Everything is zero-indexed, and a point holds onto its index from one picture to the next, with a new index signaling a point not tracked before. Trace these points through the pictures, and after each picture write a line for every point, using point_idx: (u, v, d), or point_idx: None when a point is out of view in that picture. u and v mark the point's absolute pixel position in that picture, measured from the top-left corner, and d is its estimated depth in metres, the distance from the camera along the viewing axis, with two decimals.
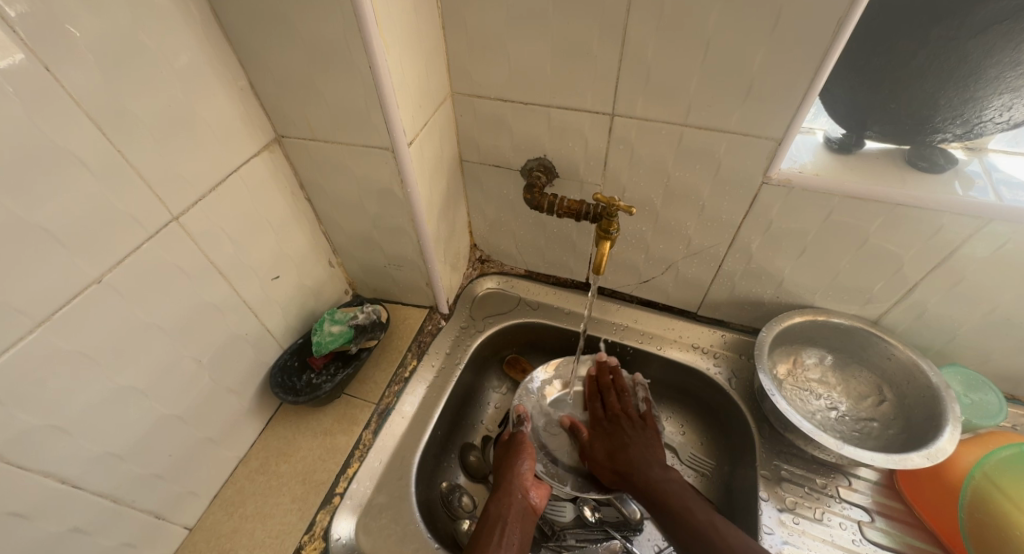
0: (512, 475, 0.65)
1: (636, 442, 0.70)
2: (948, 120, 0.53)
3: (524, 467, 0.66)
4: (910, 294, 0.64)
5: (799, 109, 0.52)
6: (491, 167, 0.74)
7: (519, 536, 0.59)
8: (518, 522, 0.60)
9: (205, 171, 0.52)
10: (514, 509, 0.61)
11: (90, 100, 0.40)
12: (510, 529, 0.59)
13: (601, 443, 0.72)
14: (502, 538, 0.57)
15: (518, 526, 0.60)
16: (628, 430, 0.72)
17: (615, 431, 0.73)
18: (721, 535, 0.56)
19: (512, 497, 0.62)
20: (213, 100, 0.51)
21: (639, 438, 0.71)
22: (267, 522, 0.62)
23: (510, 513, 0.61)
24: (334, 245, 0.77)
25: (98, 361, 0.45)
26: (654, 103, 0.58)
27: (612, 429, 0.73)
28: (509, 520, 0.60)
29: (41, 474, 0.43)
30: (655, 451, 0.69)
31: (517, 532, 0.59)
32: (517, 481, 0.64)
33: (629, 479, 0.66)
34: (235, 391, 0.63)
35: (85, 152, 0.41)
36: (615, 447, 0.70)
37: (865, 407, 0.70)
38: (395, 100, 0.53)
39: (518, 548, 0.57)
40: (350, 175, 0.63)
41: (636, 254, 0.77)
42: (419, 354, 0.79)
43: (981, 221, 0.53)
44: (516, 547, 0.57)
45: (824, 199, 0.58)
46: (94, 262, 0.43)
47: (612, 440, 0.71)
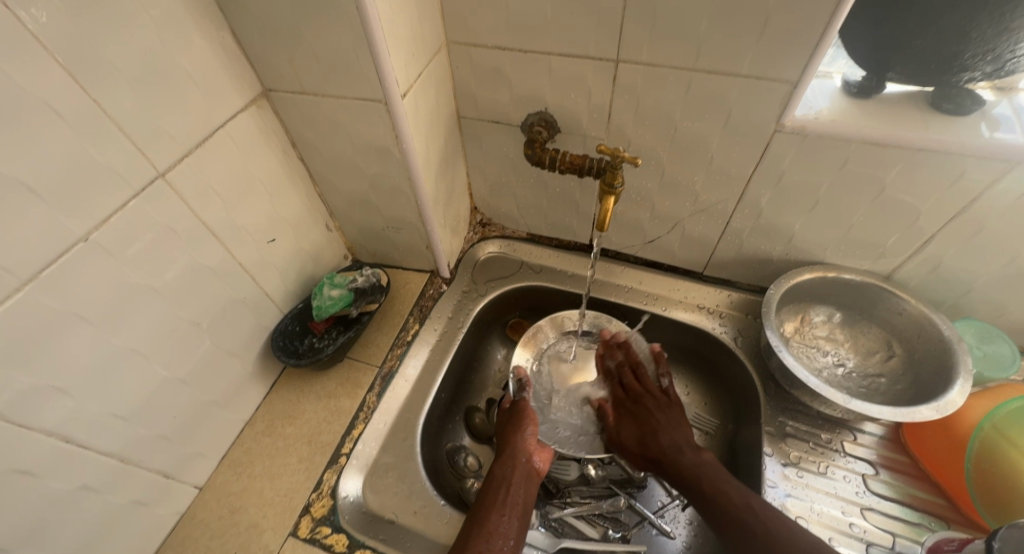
0: (516, 441, 0.63)
1: (662, 418, 0.66)
2: (979, 55, 0.49)
3: (529, 435, 0.64)
4: (925, 247, 0.62)
5: (817, 49, 0.48)
6: (490, 123, 0.71)
7: (525, 497, 0.58)
8: (520, 484, 0.59)
9: (189, 126, 0.49)
10: (520, 471, 0.60)
11: (61, 46, 0.38)
12: (515, 492, 0.58)
13: (625, 424, 0.67)
14: (505, 501, 0.56)
15: (522, 488, 0.59)
16: (654, 410, 0.67)
17: (639, 413, 0.68)
18: (744, 501, 0.54)
19: (518, 461, 0.61)
20: (192, 50, 0.48)
21: (665, 415, 0.66)
22: (275, 481, 0.62)
23: (516, 477, 0.60)
24: (331, 207, 0.75)
25: (92, 322, 0.45)
26: (661, 47, 0.54)
27: (636, 410, 0.68)
28: (515, 484, 0.59)
29: (44, 433, 0.43)
30: (684, 430, 0.65)
31: (521, 493, 0.58)
32: (521, 447, 0.63)
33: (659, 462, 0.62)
34: (237, 355, 0.63)
35: (59, 102, 0.39)
36: (642, 427, 0.66)
37: (873, 362, 0.70)
38: (386, 47, 0.50)
39: (521, 508, 0.56)
40: (343, 132, 0.61)
41: (641, 212, 0.75)
42: (420, 318, 0.79)
43: (1008, 165, 0.50)
44: (519, 507, 0.56)
45: (841, 147, 0.55)
46: (78, 219, 0.42)
47: (637, 421, 0.67)
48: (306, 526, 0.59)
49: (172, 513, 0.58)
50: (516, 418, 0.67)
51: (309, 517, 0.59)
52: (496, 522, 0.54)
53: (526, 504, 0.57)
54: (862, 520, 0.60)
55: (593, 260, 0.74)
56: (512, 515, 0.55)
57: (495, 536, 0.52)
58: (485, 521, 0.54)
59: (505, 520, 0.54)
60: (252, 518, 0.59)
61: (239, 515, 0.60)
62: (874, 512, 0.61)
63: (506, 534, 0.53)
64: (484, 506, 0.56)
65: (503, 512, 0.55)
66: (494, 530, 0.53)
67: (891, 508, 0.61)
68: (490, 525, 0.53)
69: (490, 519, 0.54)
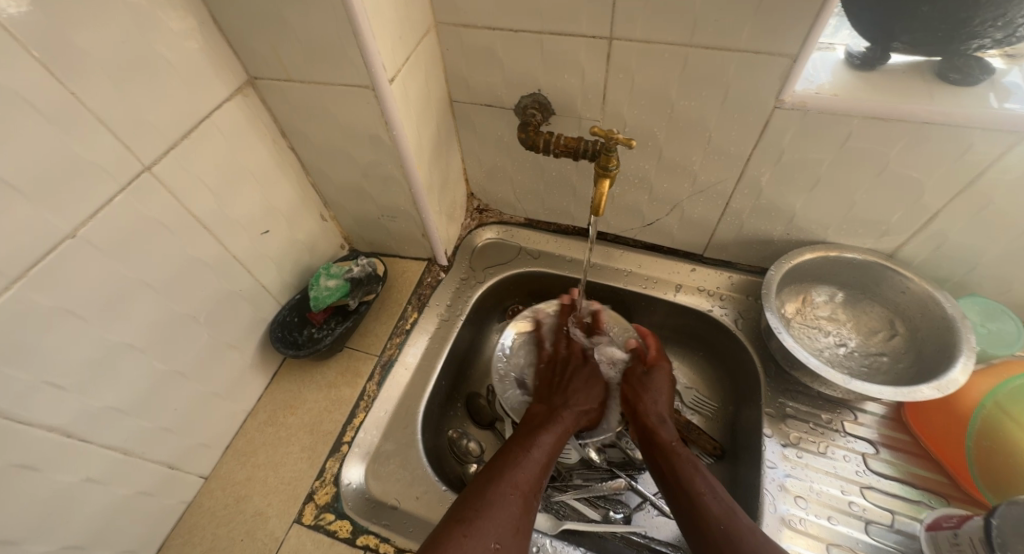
0: (572, 394, 0.67)
1: (661, 401, 0.65)
2: (988, 21, 0.47)
3: (587, 392, 0.68)
4: (931, 223, 0.60)
5: (819, 16, 0.46)
6: (482, 107, 0.70)
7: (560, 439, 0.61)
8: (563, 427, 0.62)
9: (174, 117, 0.49)
10: (571, 417, 0.64)
11: (33, 39, 0.37)
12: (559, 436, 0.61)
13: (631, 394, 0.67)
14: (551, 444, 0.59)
15: (564, 434, 0.61)
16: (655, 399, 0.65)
17: (641, 387, 0.67)
18: (719, 507, 0.52)
19: (574, 413, 0.65)
20: (173, 39, 0.47)
21: (664, 397, 0.66)
22: (279, 469, 0.63)
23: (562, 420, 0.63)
24: (325, 197, 0.74)
25: (86, 318, 0.45)
26: (655, 23, 0.52)
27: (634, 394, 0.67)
28: (559, 424, 0.62)
29: (45, 428, 0.44)
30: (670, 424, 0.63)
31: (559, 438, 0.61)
32: (581, 402, 0.66)
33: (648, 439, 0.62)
34: (236, 347, 0.63)
35: (36, 96, 0.38)
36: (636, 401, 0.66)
37: (875, 341, 0.69)
38: (370, 29, 0.48)
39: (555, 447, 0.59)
40: (333, 120, 0.60)
41: (639, 194, 0.73)
42: (419, 307, 0.78)
43: (1017, 137, 0.48)
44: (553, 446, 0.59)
45: (842, 122, 0.53)
46: (64, 215, 0.42)
47: (636, 391, 0.67)
48: (310, 513, 0.59)
49: (178, 503, 0.59)
50: (578, 372, 0.71)
51: (312, 505, 0.60)
52: (531, 454, 0.57)
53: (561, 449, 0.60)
54: (862, 499, 0.60)
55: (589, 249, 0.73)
56: (547, 454, 0.58)
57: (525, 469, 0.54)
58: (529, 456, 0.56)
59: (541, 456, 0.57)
60: (257, 506, 0.60)
61: (244, 503, 0.61)
62: (873, 490, 0.61)
63: (536, 465, 0.56)
64: (525, 437, 0.59)
65: (545, 449, 0.58)
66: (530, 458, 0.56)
67: (891, 486, 0.61)
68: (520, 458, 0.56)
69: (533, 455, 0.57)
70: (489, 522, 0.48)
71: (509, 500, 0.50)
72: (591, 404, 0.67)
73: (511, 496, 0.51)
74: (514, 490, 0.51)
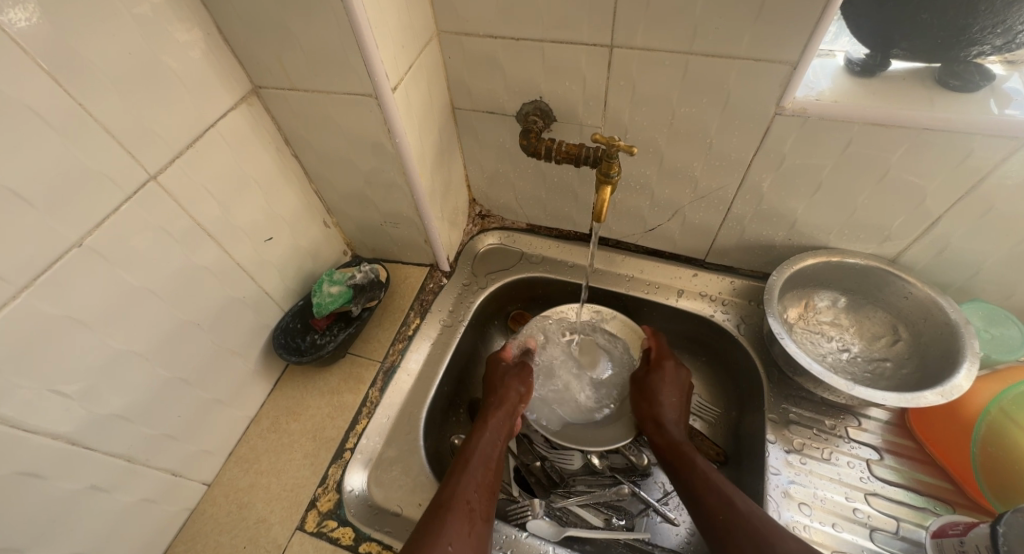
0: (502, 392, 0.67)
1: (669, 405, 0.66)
2: (988, 28, 0.48)
3: (513, 392, 0.67)
4: (933, 229, 0.60)
5: (819, 24, 0.46)
6: (484, 114, 0.70)
7: (499, 447, 0.61)
8: (496, 434, 0.62)
9: (180, 126, 0.49)
10: (498, 424, 0.63)
11: (41, 50, 0.38)
12: (489, 445, 0.60)
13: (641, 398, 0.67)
14: (484, 453, 0.59)
15: (496, 444, 0.61)
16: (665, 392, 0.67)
17: (650, 388, 0.68)
18: (745, 507, 0.52)
19: (499, 417, 0.64)
20: (179, 49, 0.48)
21: (672, 398, 0.66)
22: (282, 476, 0.63)
23: (489, 429, 0.62)
24: (328, 204, 0.74)
25: (91, 326, 0.45)
26: (655, 31, 0.53)
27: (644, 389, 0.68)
28: (486, 434, 0.61)
29: (49, 436, 0.44)
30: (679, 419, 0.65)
31: (495, 449, 0.60)
32: (505, 406, 0.65)
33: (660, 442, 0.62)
34: (239, 353, 0.63)
35: (44, 107, 0.39)
36: (647, 404, 0.66)
37: (878, 347, 0.69)
38: (373, 39, 0.49)
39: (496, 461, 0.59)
40: (336, 128, 0.60)
41: (640, 200, 0.73)
42: (421, 313, 0.79)
43: (1018, 143, 0.48)
44: (493, 458, 0.59)
45: (842, 128, 0.54)
46: (70, 224, 0.42)
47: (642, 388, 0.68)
48: (313, 520, 0.59)
49: (181, 510, 0.59)
50: (500, 377, 0.69)
51: (315, 512, 0.60)
52: (472, 468, 0.56)
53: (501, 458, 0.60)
54: (866, 506, 0.60)
55: (591, 257, 0.74)
56: (485, 463, 0.58)
57: (466, 487, 0.54)
58: (466, 472, 0.56)
59: (481, 470, 0.57)
60: (260, 513, 0.60)
61: (246, 510, 0.61)
62: (878, 497, 0.60)
63: (475, 482, 0.55)
64: (465, 451, 0.59)
65: (482, 463, 0.57)
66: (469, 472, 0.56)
67: (895, 492, 0.60)
68: (459, 477, 0.55)
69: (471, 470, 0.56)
70: (439, 548, 0.47)
71: (457, 523, 0.50)
72: (512, 403, 0.66)
73: (457, 516, 0.51)
74: (458, 510, 0.51)
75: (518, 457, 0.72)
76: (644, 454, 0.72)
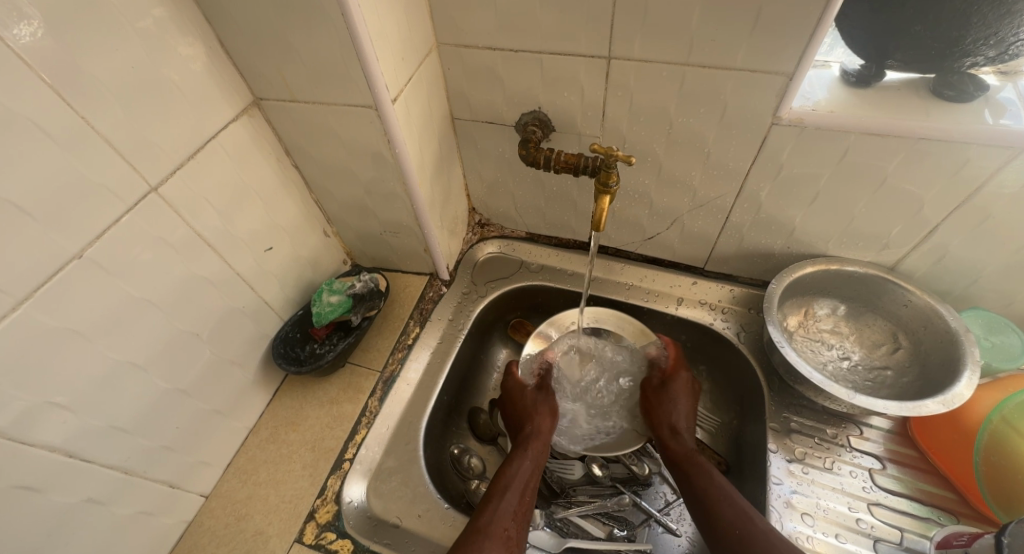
0: (536, 415, 0.67)
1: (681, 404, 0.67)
2: (980, 40, 0.48)
3: (549, 419, 0.67)
4: (931, 237, 0.60)
5: (813, 36, 0.47)
6: (483, 124, 0.71)
7: (535, 474, 0.61)
8: (530, 462, 0.62)
9: (181, 138, 0.50)
10: (538, 451, 0.63)
11: (46, 65, 0.38)
12: (527, 471, 0.60)
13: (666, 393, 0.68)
14: (519, 480, 0.59)
15: (534, 472, 0.61)
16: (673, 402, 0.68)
17: (659, 403, 0.68)
18: (761, 526, 0.53)
19: (538, 443, 0.64)
20: (181, 62, 0.48)
21: (683, 400, 0.68)
22: (281, 487, 0.63)
23: (528, 455, 0.62)
24: (328, 214, 0.75)
25: (90, 337, 0.45)
26: (652, 42, 0.53)
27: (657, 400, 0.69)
28: (524, 460, 0.62)
29: (47, 448, 0.44)
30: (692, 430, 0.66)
31: (531, 475, 0.61)
32: (542, 432, 0.65)
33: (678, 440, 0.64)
34: (239, 363, 0.63)
35: (48, 121, 0.39)
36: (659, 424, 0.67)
37: (879, 355, 0.69)
38: (373, 52, 0.49)
39: (531, 488, 0.59)
40: (337, 138, 0.61)
41: (639, 209, 0.74)
42: (421, 322, 0.79)
43: (1015, 152, 0.49)
44: (529, 488, 0.59)
45: (839, 138, 0.54)
46: (71, 236, 0.42)
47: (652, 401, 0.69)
48: (311, 532, 0.59)
49: (178, 523, 0.58)
50: (530, 404, 0.69)
51: (313, 524, 0.59)
52: (506, 496, 0.57)
53: (536, 485, 0.60)
54: (869, 516, 0.59)
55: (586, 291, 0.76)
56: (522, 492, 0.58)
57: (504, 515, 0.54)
58: (504, 500, 0.56)
59: (517, 497, 0.57)
60: (258, 525, 0.60)
61: (244, 522, 0.60)
62: (881, 507, 0.60)
63: (511, 509, 0.56)
64: (501, 477, 0.59)
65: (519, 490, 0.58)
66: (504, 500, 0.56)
67: (898, 502, 0.60)
68: (495, 503, 0.56)
69: (509, 498, 0.56)
70: None
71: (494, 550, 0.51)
72: (548, 429, 0.66)
73: (495, 542, 0.51)
74: (496, 538, 0.52)
75: None
76: (645, 463, 0.71)
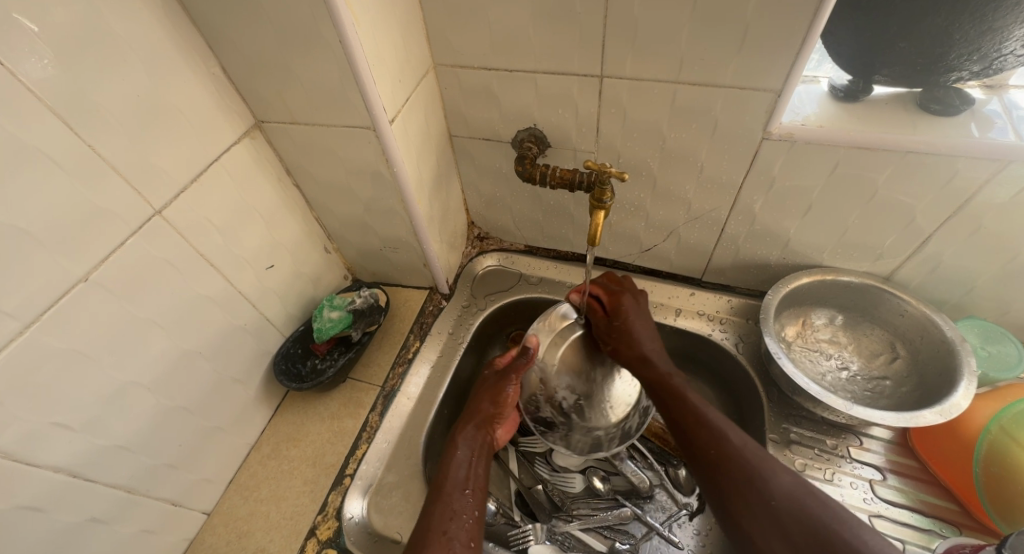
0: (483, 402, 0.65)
1: (640, 329, 0.64)
2: (964, 56, 0.49)
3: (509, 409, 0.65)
4: (925, 247, 0.61)
5: (802, 49, 0.48)
6: (480, 140, 0.72)
7: (477, 468, 0.59)
8: (473, 457, 0.60)
9: (184, 162, 0.51)
10: (475, 447, 0.61)
11: (55, 96, 0.39)
12: (464, 465, 0.58)
13: (621, 322, 0.65)
14: (458, 476, 0.57)
15: (473, 464, 0.59)
16: (638, 331, 0.64)
17: (624, 326, 0.65)
18: (740, 439, 0.52)
19: (477, 439, 0.62)
20: (184, 87, 0.50)
21: (643, 320, 0.66)
22: (282, 504, 0.63)
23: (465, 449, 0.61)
24: (328, 230, 0.76)
25: (94, 359, 0.46)
26: (644, 62, 0.54)
27: (620, 327, 0.65)
28: (463, 456, 0.60)
29: (51, 469, 0.44)
30: (657, 347, 0.64)
31: (472, 469, 0.58)
32: (484, 412, 0.64)
33: (646, 366, 0.61)
34: (241, 380, 0.64)
35: (56, 150, 0.40)
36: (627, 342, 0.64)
37: (877, 364, 0.69)
38: (370, 75, 0.51)
39: (480, 482, 0.57)
40: (336, 158, 0.62)
41: (635, 222, 0.75)
42: (421, 336, 0.79)
43: (1002, 163, 0.49)
44: (477, 485, 0.57)
45: (829, 151, 0.55)
46: (78, 260, 0.43)
47: (620, 332, 0.64)
48: (312, 549, 0.59)
49: (180, 540, 0.59)
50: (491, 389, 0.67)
51: (314, 540, 0.60)
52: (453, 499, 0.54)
53: (480, 478, 0.58)
54: None
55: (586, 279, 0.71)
56: (471, 492, 0.55)
57: (455, 512, 0.53)
58: (444, 501, 0.54)
59: (464, 495, 0.55)
60: (260, 542, 0.60)
61: (246, 539, 0.60)
62: (882, 519, 0.60)
63: (458, 509, 0.53)
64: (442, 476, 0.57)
65: (458, 489, 0.55)
66: (450, 504, 0.54)
67: (900, 514, 0.60)
68: (440, 505, 0.53)
69: (451, 498, 0.54)
70: None
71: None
72: (486, 417, 0.64)
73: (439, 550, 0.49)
74: (436, 544, 0.49)
75: (519, 480, 0.72)
76: (643, 474, 0.70)
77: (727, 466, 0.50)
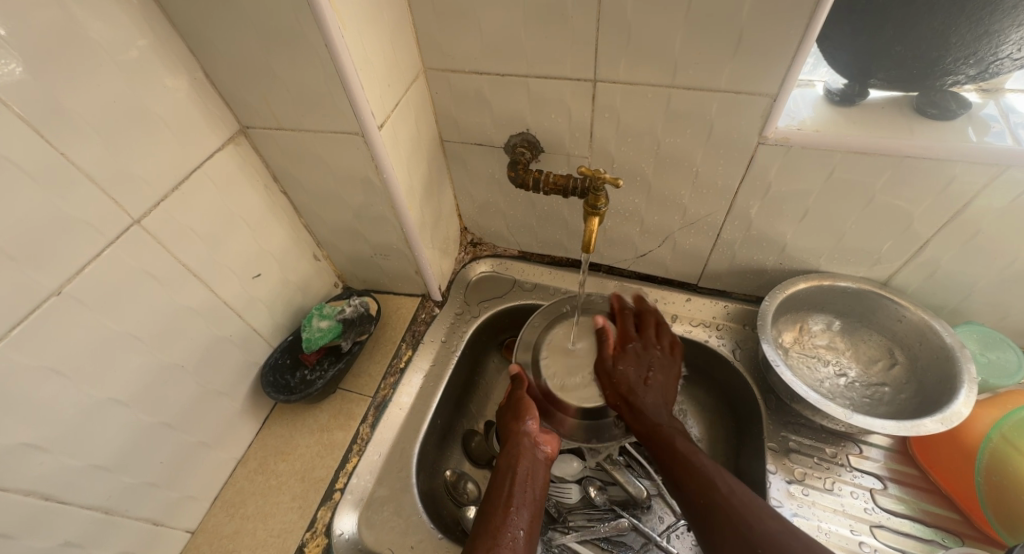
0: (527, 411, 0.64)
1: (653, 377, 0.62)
2: (960, 59, 0.49)
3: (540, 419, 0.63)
4: (922, 252, 0.60)
5: (797, 54, 0.47)
6: (472, 146, 0.71)
7: (529, 487, 0.57)
8: (523, 471, 0.58)
9: (163, 170, 0.49)
10: (526, 463, 0.59)
11: (23, 102, 0.38)
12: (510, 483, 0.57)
13: (622, 370, 0.62)
14: (507, 493, 0.56)
15: (523, 479, 0.57)
16: (655, 366, 0.62)
17: (638, 360, 0.63)
18: (728, 487, 0.51)
19: (527, 454, 0.60)
20: (164, 92, 0.48)
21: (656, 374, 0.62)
22: (269, 521, 0.61)
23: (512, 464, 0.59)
24: (318, 238, 0.74)
25: (68, 375, 0.44)
26: (637, 66, 0.54)
27: (637, 354, 0.63)
28: (510, 475, 0.58)
29: (22, 493, 0.42)
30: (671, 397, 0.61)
31: (522, 485, 0.57)
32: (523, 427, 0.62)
33: (637, 418, 0.59)
34: (226, 393, 0.62)
35: (26, 158, 0.39)
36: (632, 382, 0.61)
37: (875, 371, 0.68)
38: (358, 80, 0.49)
39: (532, 499, 0.56)
40: (325, 165, 0.60)
41: (630, 227, 0.74)
42: (413, 344, 0.77)
43: (1001, 168, 0.49)
44: (530, 501, 0.56)
45: (825, 156, 0.54)
46: (50, 273, 0.42)
47: (633, 369, 0.62)
48: None
49: None
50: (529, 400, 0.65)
51: None
52: (505, 519, 0.53)
53: (533, 498, 0.56)
54: (872, 539, 0.58)
55: (581, 281, 0.69)
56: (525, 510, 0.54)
57: (504, 530, 0.52)
58: (491, 521, 0.53)
59: (515, 516, 0.53)
60: None
61: None
62: (883, 529, 0.59)
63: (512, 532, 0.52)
64: (495, 496, 0.56)
65: (502, 507, 0.54)
66: (505, 527, 0.52)
67: (902, 524, 0.59)
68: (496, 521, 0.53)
69: (497, 517, 0.53)
70: None
71: None
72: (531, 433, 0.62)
73: None
74: None
75: None
76: (640, 484, 0.69)
77: (713, 514, 0.49)
